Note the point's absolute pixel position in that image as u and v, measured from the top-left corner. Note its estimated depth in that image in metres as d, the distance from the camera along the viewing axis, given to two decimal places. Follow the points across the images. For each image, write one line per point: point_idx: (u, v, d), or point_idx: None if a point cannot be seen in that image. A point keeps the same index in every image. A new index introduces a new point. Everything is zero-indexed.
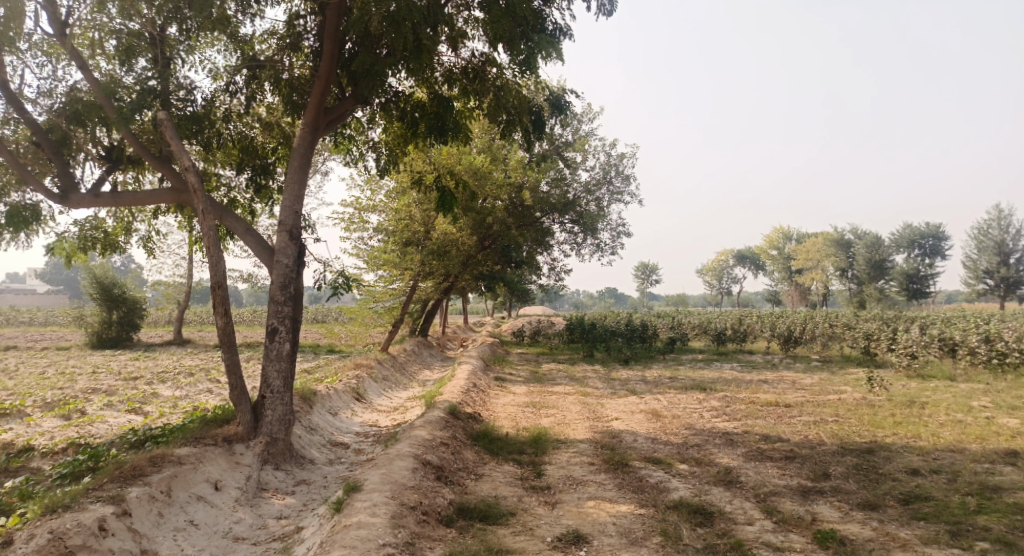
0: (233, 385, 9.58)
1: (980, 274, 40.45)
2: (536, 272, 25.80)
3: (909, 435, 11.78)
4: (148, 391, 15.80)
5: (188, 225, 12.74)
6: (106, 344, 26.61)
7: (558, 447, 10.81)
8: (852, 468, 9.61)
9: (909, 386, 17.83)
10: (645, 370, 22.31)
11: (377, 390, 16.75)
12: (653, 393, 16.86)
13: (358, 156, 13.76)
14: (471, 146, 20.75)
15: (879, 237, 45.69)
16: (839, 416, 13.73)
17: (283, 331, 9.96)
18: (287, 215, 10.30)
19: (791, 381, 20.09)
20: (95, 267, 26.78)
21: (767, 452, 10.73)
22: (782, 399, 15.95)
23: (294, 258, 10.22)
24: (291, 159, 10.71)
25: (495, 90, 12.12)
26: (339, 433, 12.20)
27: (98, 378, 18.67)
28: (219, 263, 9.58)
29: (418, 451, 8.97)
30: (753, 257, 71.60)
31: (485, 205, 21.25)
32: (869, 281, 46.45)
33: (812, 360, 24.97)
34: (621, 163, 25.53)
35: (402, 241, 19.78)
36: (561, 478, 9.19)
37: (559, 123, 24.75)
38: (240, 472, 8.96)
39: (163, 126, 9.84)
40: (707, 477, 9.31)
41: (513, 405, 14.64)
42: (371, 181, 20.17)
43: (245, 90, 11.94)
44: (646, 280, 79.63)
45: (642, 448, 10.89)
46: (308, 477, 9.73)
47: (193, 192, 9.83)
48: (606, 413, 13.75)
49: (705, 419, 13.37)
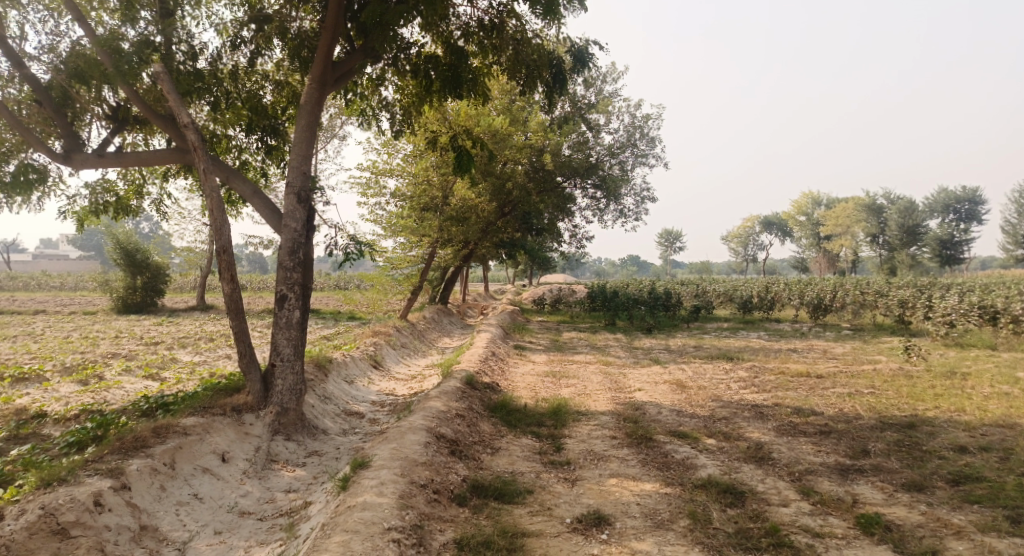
0: (242, 353, 9.21)
1: (1018, 239, 39.11)
2: (558, 238, 25.19)
3: (952, 408, 11.14)
4: (167, 357, 15.59)
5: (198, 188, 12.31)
6: (131, 309, 26.58)
7: (579, 420, 10.35)
8: (893, 444, 9.05)
9: (947, 356, 17.08)
10: (669, 338, 21.75)
11: (396, 357, 16.40)
12: (678, 363, 16.29)
13: (372, 117, 13.20)
14: (489, 106, 20.09)
15: (912, 202, 44.36)
16: (875, 387, 13.12)
17: (292, 298, 9.55)
18: (295, 176, 9.83)
19: (822, 351, 19.42)
20: (118, 233, 26.66)
21: (800, 426, 10.18)
22: (814, 369, 15.32)
23: (302, 222, 9.78)
24: (299, 117, 10.19)
25: (515, 44, 11.44)
26: (354, 402, 11.85)
27: (119, 344, 18.51)
28: (223, 227, 9.15)
29: (430, 424, 8.55)
30: (780, 223, 70.16)
31: (506, 169, 20.63)
32: (901, 247, 45.21)
33: (842, 328, 24.18)
34: (646, 124, 24.67)
35: (421, 206, 19.30)
36: (581, 453, 8.74)
37: (581, 83, 23.92)
38: (250, 443, 8.60)
39: (161, 80, 9.32)
40: (737, 453, 8.80)
41: (533, 374, 14.19)
42: (389, 144, 19.65)
43: (251, 45, 11.43)
44: (670, 247, 78.48)
45: (667, 421, 10.38)
46: (320, 448, 9.35)
47: (194, 151, 9.36)
48: (629, 384, 13.25)
49: (733, 390, 12.82)
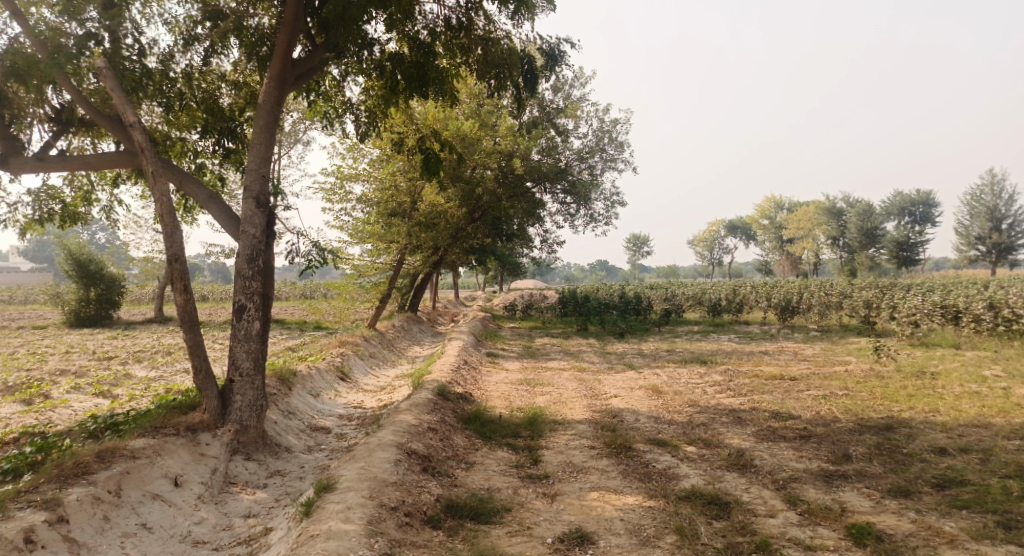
0: (197, 369, 8.70)
1: (972, 240, 39.84)
2: (527, 244, 24.88)
3: (927, 408, 11.05)
4: (120, 372, 14.87)
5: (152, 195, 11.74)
6: (85, 322, 25.58)
7: (555, 429, 10.02)
8: (875, 448, 8.88)
9: (915, 355, 17.13)
10: (641, 343, 21.54)
11: (363, 368, 15.91)
12: (652, 368, 16.06)
13: (335, 120, 12.73)
14: (457, 110, 19.77)
15: (871, 205, 45.06)
16: (849, 388, 13.01)
17: (251, 308, 9.07)
18: (253, 180, 9.36)
19: (792, 352, 19.39)
20: (69, 243, 25.54)
21: (779, 430, 9.97)
22: (787, 372, 15.20)
23: (262, 227, 9.31)
24: (257, 117, 9.71)
25: (484, 44, 11.16)
26: (320, 417, 11.36)
27: (70, 359, 17.66)
28: (175, 234, 8.65)
29: (401, 439, 8.13)
30: (744, 227, 70.87)
31: (475, 174, 20.25)
32: (860, 249, 45.90)
33: (810, 329, 24.25)
34: (615, 129, 24.53)
35: (387, 212, 18.88)
36: (560, 466, 8.41)
37: (549, 88, 23.70)
38: (206, 465, 8.09)
39: (103, 76, 8.75)
40: (719, 461, 8.54)
41: (506, 382, 13.83)
42: (354, 149, 19.21)
43: (205, 44, 10.93)
44: (637, 252, 78.75)
45: (645, 428, 10.10)
46: (283, 468, 8.87)
47: (142, 153, 8.81)
48: (604, 390, 12.96)
49: (709, 395, 12.61)
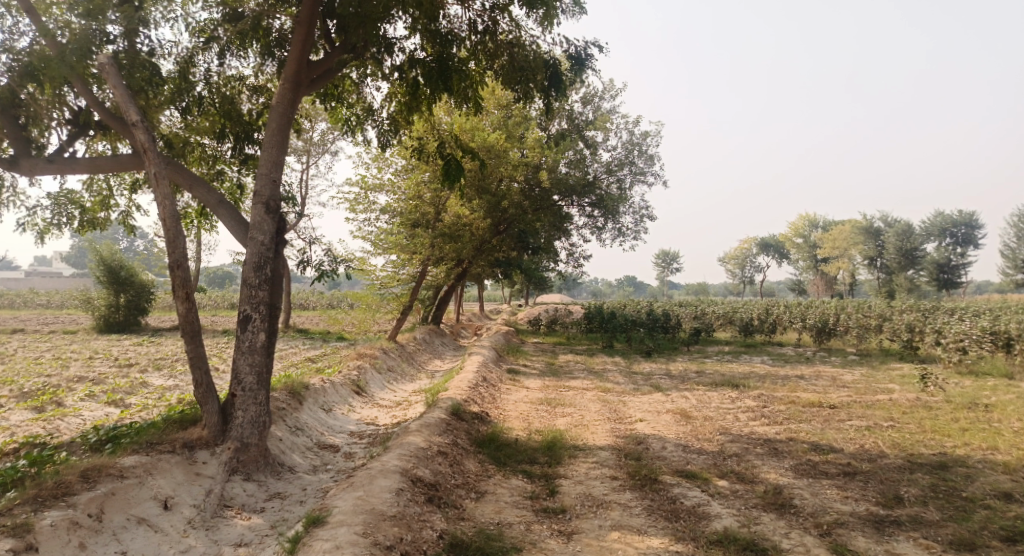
0: (198, 382, 8.20)
1: (1018, 263, 38.22)
2: (554, 258, 24.23)
3: (982, 445, 10.15)
4: (136, 380, 14.41)
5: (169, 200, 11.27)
6: (113, 328, 25.30)
7: (576, 456, 9.33)
8: (928, 490, 8.10)
9: (963, 385, 16.08)
10: (670, 362, 20.72)
11: (381, 383, 15.32)
12: (681, 390, 15.26)
13: (355, 127, 12.22)
14: (484, 121, 19.30)
15: (911, 225, 43.64)
16: (894, 420, 12.11)
17: (257, 319, 8.56)
18: (264, 184, 8.88)
19: (831, 378, 18.36)
20: (101, 248, 25.75)
21: (820, 465, 9.16)
22: (825, 398, 14.27)
23: (271, 234, 8.81)
24: (269, 119, 9.21)
25: (510, 49, 10.63)
26: (330, 434, 10.79)
27: (90, 366, 17.35)
28: (178, 239, 8.17)
29: (406, 464, 7.53)
30: (777, 246, 69.44)
31: (501, 186, 19.69)
32: (898, 271, 44.38)
33: (848, 353, 23.16)
34: (645, 142, 23.84)
35: (411, 223, 18.45)
36: (578, 499, 7.73)
37: (578, 100, 23.10)
38: (200, 486, 7.56)
39: (105, 72, 8.28)
40: (754, 499, 7.80)
41: (526, 402, 13.14)
42: (380, 158, 18.84)
43: (226, 46, 10.52)
44: (667, 268, 77.59)
45: (674, 458, 9.36)
46: (283, 490, 8.28)
47: (145, 153, 8.33)
48: (629, 414, 12.20)
49: (742, 422, 11.81)
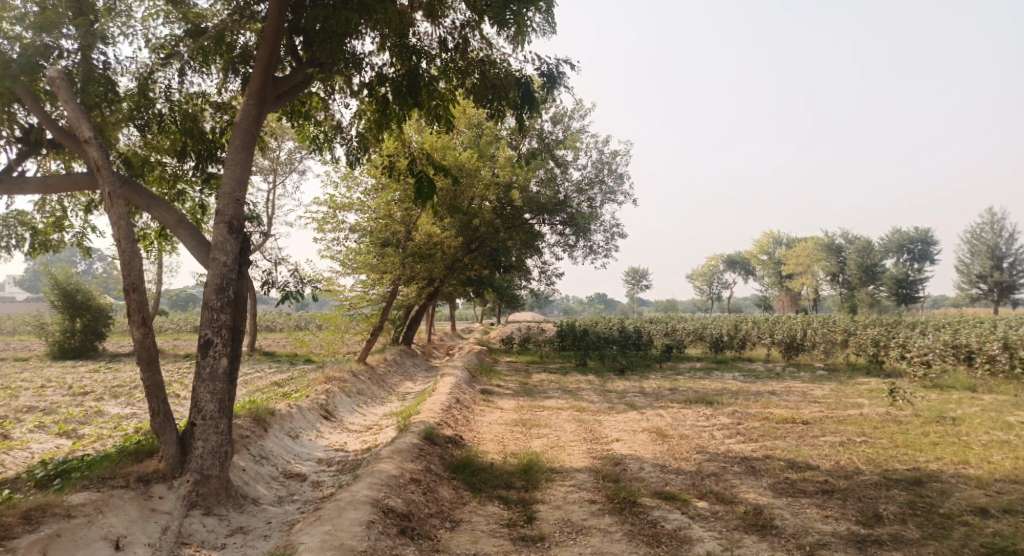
0: (154, 411, 7.84)
1: (973, 278, 39.07)
2: (525, 276, 24.07)
3: (955, 459, 10.15)
4: (91, 409, 13.84)
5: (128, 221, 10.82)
6: (68, 354, 24.50)
7: (552, 479, 9.10)
8: (906, 506, 8.03)
9: (930, 398, 16.22)
10: (642, 380, 20.62)
11: (350, 406, 14.94)
12: (655, 408, 15.12)
13: (323, 146, 11.97)
14: (455, 140, 19.18)
15: (870, 242, 44.47)
16: (867, 435, 12.10)
17: (219, 344, 8.22)
18: (226, 204, 8.58)
19: (802, 393, 18.40)
20: (56, 271, 24.90)
21: (798, 483, 9.05)
22: (798, 414, 14.25)
23: (234, 255, 8.49)
24: (233, 136, 8.91)
25: (482, 66, 10.53)
26: (296, 461, 10.42)
27: (43, 395, 16.66)
28: (134, 261, 7.82)
29: (377, 494, 7.26)
30: (743, 262, 70.31)
31: (472, 206, 19.52)
32: (860, 286, 45.14)
33: (817, 368, 23.32)
34: (614, 161, 23.91)
35: (381, 242, 18.17)
36: (557, 525, 7.53)
37: (548, 119, 23.09)
38: (155, 523, 7.25)
39: (55, 86, 7.92)
40: (734, 521, 7.65)
41: (500, 423, 12.88)
42: (349, 177, 18.57)
43: (188, 63, 10.20)
44: (636, 285, 77.99)
45: (651, 479, 9.17)
46: (246, 524, 7.92)
47: (98, 171, 7.98)
48: (605, 434, 12.02)
49: (718, 440, 11.69)
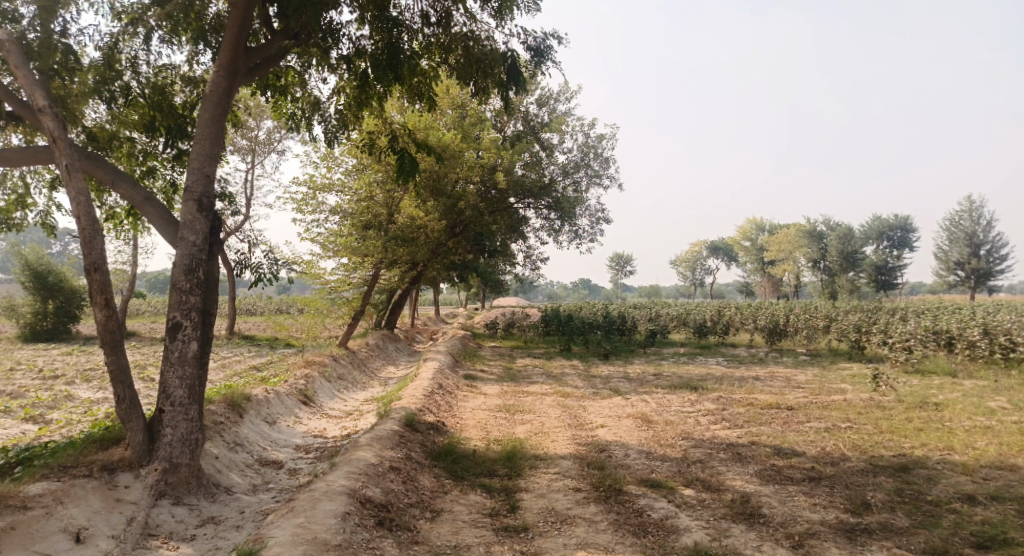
0: (120, 397, 7.50)
1: (951, 265, 39.24)
2: (510, 261, 23.78)
3: (941, 446, 10.03)
4: (61, 393, 13.43)
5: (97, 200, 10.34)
6: (39, 337, 23.81)
7: (536, 467, 8.87)
8: (895, 494, 7.88)
9: (912, 384, 16.16)
10: (626, 365, 20.46)
11: (331, 392, 14.62)
12: (639, 393, 14.95)
13: (301, 124, 11.59)
14: (438, 121, 18.84)
15: (851, 229, 44.59)
16: (852, 421, 11.97)
17: (188, 326, 7.88)
18: (196, 180, 8.21)
19: (785, 379, 18.31)
20: (27, 252, 24.32)
21: (785, 470, 8.88)
22: (783, 400, 14.11)
23: (203, 233, 8.14)
24: (202, 109, 8.52)
25: (467, 42, 10.15)
26: (273, 448, 10.12)
27: (13, 379, 16.19)
28: (94, 239, 7.45)
29: (353, 484, 6.99)
30: (726, 248, 70.46)
31: (457, 188, 19.09)
32: (840, 272, 45.33)
33: (799, 354, 23.27)
34: (600, 144, 23.61)
35: (362, 225, 17.80)
36: (540, 514, 7.31)
37: (533, 101, 22.73)
38: (119, 515, 6.98)
39: (6, 51, 7.50)
40: (721, 509, 7.46)
41: (483, 409, 12.64)
42: (329, 158, 18.16)
43: (155, 32, 9.76)
44: (619, 271, 77.97)
45: (637, 466, 8.97)
46: (218, 514, 7.63)
47: (55, 142, 7.57)
48: (589, 419, 11.81)
49: (703, 426, 11.53)
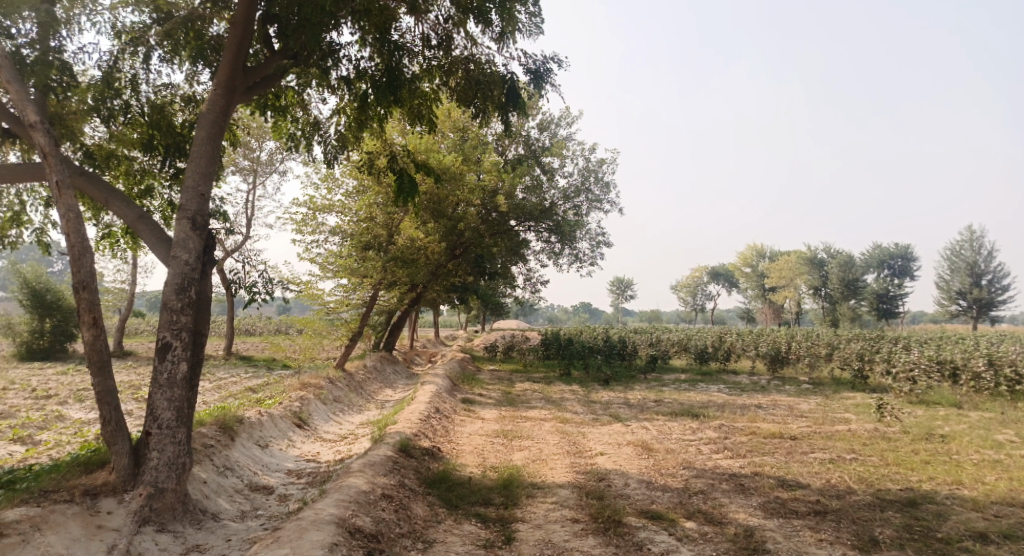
0: (105, 419, 7.30)
1: (953, 294, 39.05)
2: (510, 284, 23.62)
3: (949, 479, 9.78)
4: (52, 413, 13.19)
5: (94, 217, 10.18)
6: (35, 356, 23.42)
7: (533, 496, 8.62)
8: (903, 530, 7.63)
9: (917, 415, 15.90)
10: (627, 391, 20.20)
11: (326, 415, 14.37)
12: (639, 420, 14.69)
13: (300, 144, 11.48)
14: (440, 144, 18.79)
15: (853, 256, 44.47)
16: (856, 452, 11.71)
17: (178, 347, 7.68)
18: (190, 198, 8.06)
19: (788, 407, 18.04)
20: (25, 270, 24.22)
21: (789, 503, 8.62)
22: (785, 429, 13.84)
23: (196, 253, 7.97)
24: (198, 127, 8.40)
25: (468, 64, 10.10)
26: (264, 472, 9.87)
27: (4, 398, 15.94)
28: (83, 257, 7.30)
29: (342, 513, 6.77)
30: (727, 274, 70.29)
31: (458, 210, 18.94)
32: (842, 300, 45.14)
33: (801, 382, 22.99)
34: (601, 169, 23.57)
35: (362, 245, 17.64)
36: (537, 547, 7.07)
37: (535, 125, 22.72)
38: (100, 542, 6.75)
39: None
40: (724, 544, 7.21)
41: (480, 435, 12.39)
42: (329, 178, 18.05)
43: (155, 51, 9.69)
44: (620, 295, 77.77)
45: (637, 497, 8.71)
46: (203, 541, 7.38)
47: (45, 158, 7.44)
48: (588, 447, 11.56)
49: (705, 455, 11.27)
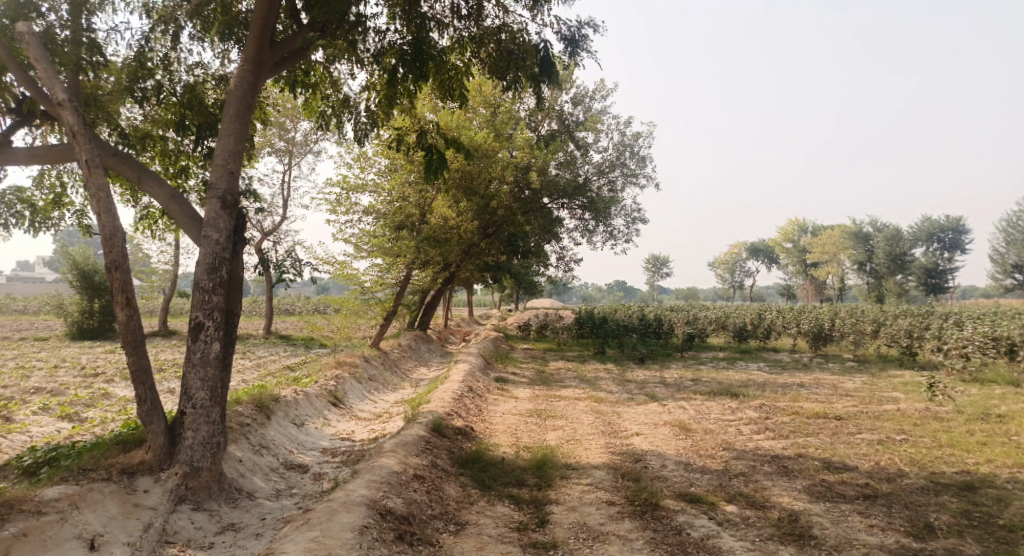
0: (140, 398, 7.29)
1: (1007, 268, 37.65)
2: (544, 262, 23.35)
3: (1006, 462, 9.32)
4: (98, 391, 13.40)
5: (131, 198, 10.22)
6: (86, 335, 24.12)
7: (568, 477, 8.44)
8: (960, 516, 7.27)
9: (971, 393, 15.28)
10: (663, 370, 19.87)
11: (361, 393, 14.36)
12: (677, 400, 14.39)
13: (329, 122, 11.32)
14: (471, 120, 18.52)
15: (899, 230, 43.10)
16: (907, 433, 11.27)
17: (210, 327, 7.63)
18: (219, 176, 7.96)
19: (832, 386, 17.53)
20: (74, 252, 24.64)
21: (836, 486, 8.29)
22: (830, 409, 13.41)
23: (227, 232, 7.88)
24: (226, 105, 8.27)
25: (500, 36, 9.77)
26: (300, 451, 9.86)
27: (53, 375, 16.28)
28: (115, 236, 7.26)
29: (374, 494, 6.68)
30: (766, 251, 69.00)
31: (490, 188, 18.63)
32: (887, 275, 43.85)
33: (846, 360, 22.35)
34: (636, 143, 23.03)
35: (395, 225, 17.53)
36: (571, 530, 6.89)
37: (568, 100, 22.29)
38: (137, 520, 6.76)
39: (25, 43, 7.34)
40: (768, 529, 6.95)
41: (514, 414, 12.23)
42: (362, 158, 17.96)
43: (185, 30, 9.58)
44: (656, 273, 76.88)
45: (676, 479, 8.47)
46: (238, 521, 7.36)
47: (74, 137, 7.38)
48: (624, 427, 11.33)
49: (746, 436, 10.95)
